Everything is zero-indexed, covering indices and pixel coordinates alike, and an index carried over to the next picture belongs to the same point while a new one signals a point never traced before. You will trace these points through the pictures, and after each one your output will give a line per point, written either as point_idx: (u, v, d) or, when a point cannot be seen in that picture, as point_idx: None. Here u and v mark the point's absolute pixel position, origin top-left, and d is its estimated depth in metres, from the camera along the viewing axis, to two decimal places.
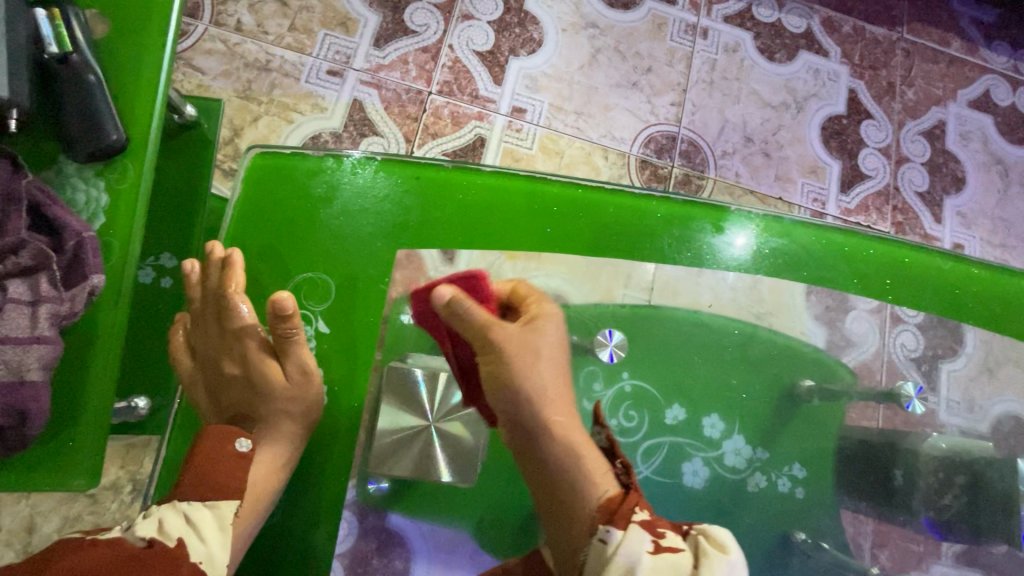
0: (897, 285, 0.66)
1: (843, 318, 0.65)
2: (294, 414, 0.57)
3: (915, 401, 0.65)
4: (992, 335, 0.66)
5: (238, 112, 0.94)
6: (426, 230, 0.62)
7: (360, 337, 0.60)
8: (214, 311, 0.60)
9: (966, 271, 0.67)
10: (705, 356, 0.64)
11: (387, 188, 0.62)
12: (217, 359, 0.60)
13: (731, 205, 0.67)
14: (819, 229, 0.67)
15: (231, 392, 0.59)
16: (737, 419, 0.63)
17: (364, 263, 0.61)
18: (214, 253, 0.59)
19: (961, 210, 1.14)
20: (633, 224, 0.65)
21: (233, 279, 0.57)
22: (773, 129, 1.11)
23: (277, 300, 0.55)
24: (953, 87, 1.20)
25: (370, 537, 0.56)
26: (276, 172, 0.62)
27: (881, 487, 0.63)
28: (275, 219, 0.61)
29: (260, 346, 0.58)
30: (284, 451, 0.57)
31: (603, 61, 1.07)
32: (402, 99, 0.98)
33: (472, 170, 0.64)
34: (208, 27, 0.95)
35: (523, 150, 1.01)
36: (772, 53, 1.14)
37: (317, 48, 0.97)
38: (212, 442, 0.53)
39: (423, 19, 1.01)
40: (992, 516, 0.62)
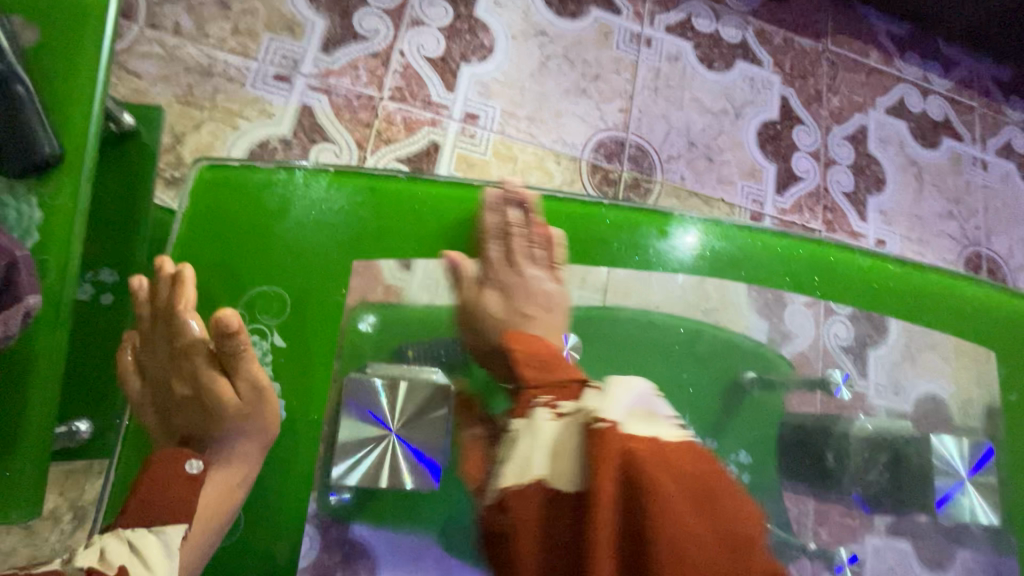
0: (825, 280, 0.71)
1: (780, 314, 0.70)
2: (251, 433, 0.57)
3: (843, 388, 0.71)
4: (910, 324, 0.72)
5: (179, 118, 0.90)
6: (383, 241, 0.62)
7: (316, 351, 0.60)
8: (164, 328, 0.60)
9: (885, 267, 0.73)
10: (658, 355, 0.67)
11: (342, 200, 0.62)
12: (166, 376, 0.60)
13: (674, 211, 0.71)
14: (756, 232, 0.71)
15: (182, 412, 0.59)
16: (687, 411, 0.67)
17: (322, 277, 0.61)
18: (163, 268, 0.59)
19: (883, 209, 1.24)
20: (582, 231, 0.68)
21: (182, 296, 0.57)
22: (713, 134, 1.17)
23: (221, 316, 0.54)
24: (872, 96, 1.30)
25: (333, 549, 0.58)
26: (228, 185, 0.61)
27: (818, 470, 0.68)
28: (229, 231, 0.60)
29: (208, 360, 0.58)
30: (238, 470, 0.57)
31: (553, 68, 1.09)
32: (353, 105, 0.97)
33: (426, 180, 0.64)
34: (144, 29, 0.91)
35: (477, 155, 1.02)
36: (711, 61, 1.20)
37: (262, 52, 0.95)
38: (161, 465, 0.53)
39: (372, 24, 1.01)
40: (914, 486, 0.69)
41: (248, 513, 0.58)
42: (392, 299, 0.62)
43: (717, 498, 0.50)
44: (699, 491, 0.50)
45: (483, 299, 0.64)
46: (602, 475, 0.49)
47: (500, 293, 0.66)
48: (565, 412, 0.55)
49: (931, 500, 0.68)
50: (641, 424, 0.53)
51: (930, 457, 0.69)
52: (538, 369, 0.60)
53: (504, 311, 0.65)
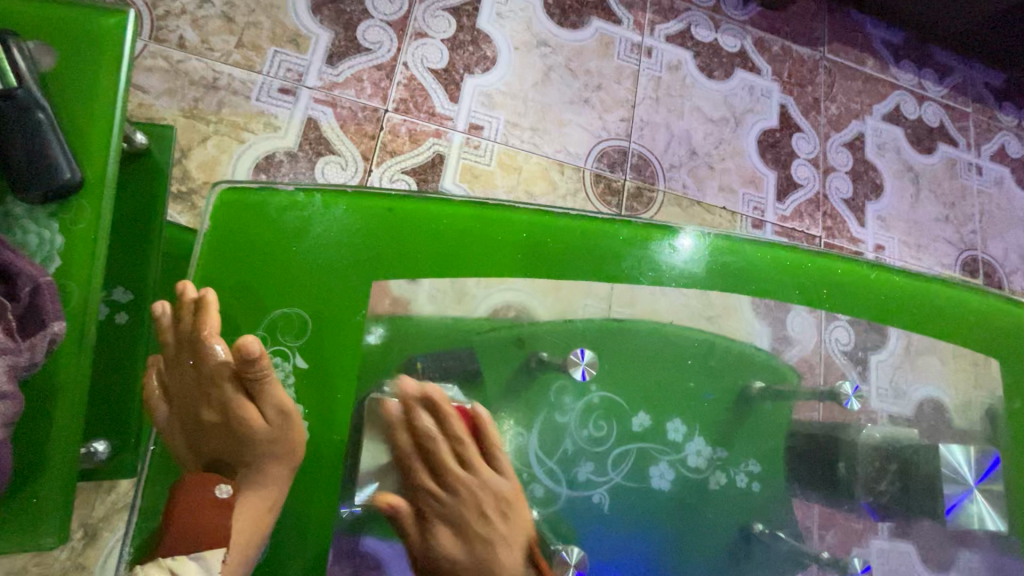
0: (831, 292, 0.73)
1: (784, 316, 0.71)
2: (279, 455, 0.59)
3: (853, 398, 0.71)
4: (913, 332, 0.73)
5: (185, 132, 0.90)
6: (399, 262, 0.63)
7: (334, 371, 0.61)
8: (189, 353, 0.60)
9: (890, 278, 0.74)
10: (666, 365, 0.68)
11: (361, 223, 0.63)
12: (193, 402, 0.59)
13: (683, 225, 0.72)
14: (764, 246, 0.72)
15: (211, 438, 0.59)
16: (697, 423, 0.68)
17: (338, 297, 0.62)
18: (185, 294, 0.59)
19: (881, 215, 1.26)
20: (596, 246, 0.68)
21: (207, 324, 0.58)
22: (714, 142, 1.18)
23: (244, 344, 0.57)
24: (869, 103, 1.32)
25: (343, 563, 0.57)
26: (248, 208, 0.61)
27: (826, 478, 0.69)
28: (249, 253, 0.61)
29: (235, 385, 0.60)
30: (270, 494, 0.58)
31: (555, 79, 1.10)
32: (358, 117, 0.98)
33: (444, 200, 0.65)
34: (149, 43, 0.91)
35: (481, 166, 1.02)
36: (711, 71, 1.21)
37: (267, 65, 0.95)
38: (194, 488, 0.55)
39: (376, 37, 1.01)
40: (925, 496, 0.69)
41: (275, 534, 0.57)
42: (400, 311, 0.62)
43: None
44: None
45: (438, 540, 0.58)
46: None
47: (453, 530, 0.59)
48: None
49: (942, 508, 0.69)
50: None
51: (940, 465, 0.69)
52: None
53: (472, 557, 0.58)
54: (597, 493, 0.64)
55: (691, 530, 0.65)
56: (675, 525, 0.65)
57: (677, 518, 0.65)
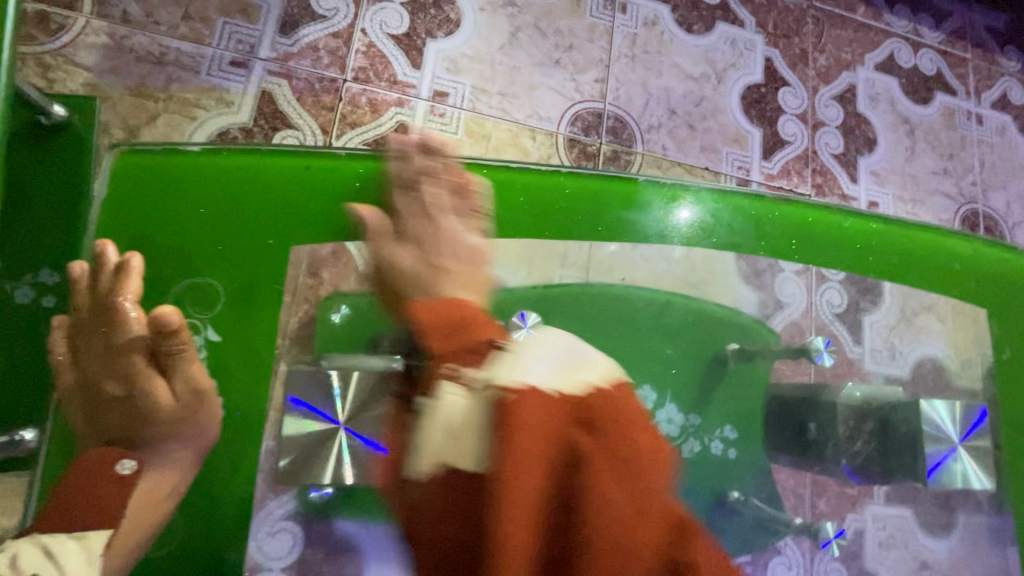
0: (802, 244, 0.68)
1: (773, 279, 0.68)
2: (185, 437, 0.62)
3: (824, 354, 0.67)
4: (903, 285, 0.69)
5: (132, 111, 0.86)
6: (315, 220, 0.65)
7: (258, 342, 0.63)
8: (99, 321, 0.61)
9: (868, 226, 0.69)
10: (622, 327, 0.65)
11: (275, 183, 0.64)
12: (97, 375, 0.62)
13: (640, 176, 0.68)
14: (727, 194, 0.68)
15: (112, 412, 0.62)
16: (668, 389, 0.65)
17: (257, 262, 0.64)
18: (105, 256, 0.62)
19: (874, 169, 1.21)
20: (544, 203, 0.66)
21: (127, 287, 0.60)
22: (695, 101, 1.12)
23: (161, 316, 0.58)
24: (860, 52, 1.25)
25: (316, 546, 0.61)
26: (150, 174, 0.63)
27: (796, 441, 0.66)
28: (163, 218, 0.63)
29: (148, 360, 0.62)
30: (169, 479, 0.61)
31: (524, 40, 1.05)
32: (315, 88, 0.93)
33: (367, 157, 0.66)
34: (90, 19, 0.87)
35: (448, 135, 0.98)
36: (690, 25, 1.15)
37: (217, 37, 0.91)
38: (93, 465, 0.60)
39: (331, 2, 0.96)
40: (900, 456, 0.62)
41: (172, 518, 0.61)
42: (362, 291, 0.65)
43: (641, 452, 0.49)
44: (625, 447, 0.49)
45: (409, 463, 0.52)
46: (518, 445, 0.46)
47: (412, 249, 0.63)
48: (471, 384, 0.51)
49: (924, 469, 0.61)
50: (570, 382, 0.50)
51: (921, 423, 0.61)
52: (445, 331, 0.55)
53: (421, 263, 0.62)
54: None
55: None
56: None
57: None
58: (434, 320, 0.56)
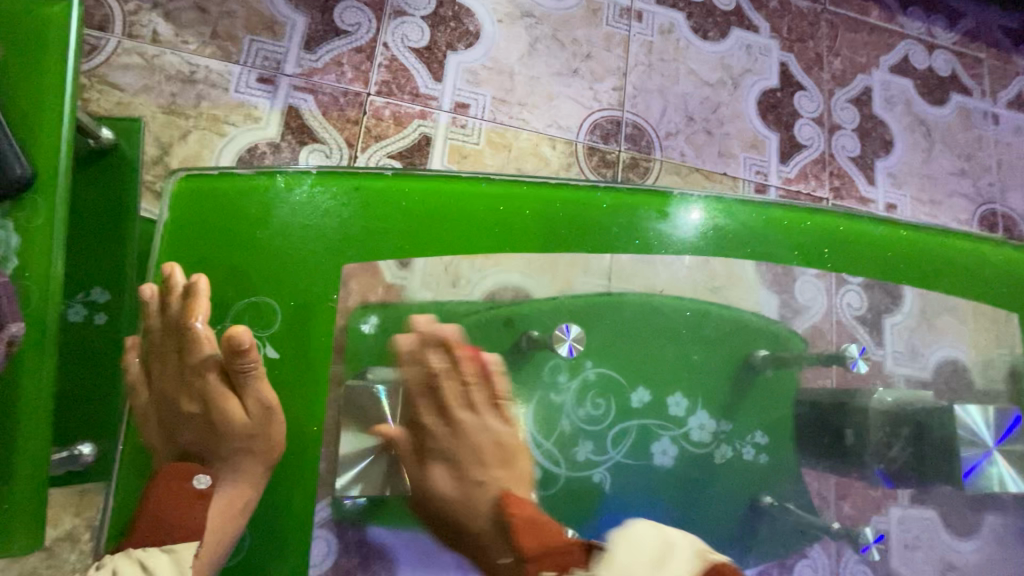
0: (832, 251, 0.69)
1: (791, 285, 0.68)
2: (257, 452, 0.61)
3: (860, 360, 0.68)
4: (925, 288, 0.69)
5: (165, 129, 0.89)
6: (369, 239, 0.63)
7: (317, 358, 0.62)
8: (175, 342, 0.63)
9: (896, 234, 0.70)
10: (658, 339, 0.67)
11: (327, 204, 0.63)
12: (174, 393, 0.63)
13: (673, 190, 0.69)
14: (757, 205, 0.69)
15: (187, 429, 0.63)
16: (699, 395, 0.66)
17: (313, 280, 0.62)
18: (173, 279, 0.60)
19: (891, 171, 1.21)
20: (580, 217, 0.66)
21: (197, 308, 0.60)
22: (712, 107, 1.13)
23: (234, 336, 0.58)
24: (875, 55, 1.26)
25: (351, 552, 0.60)
26: (205, 193, 0.62)
27: (835, 447, 0.67)
28: (217, 237, 0.62)
29: (220, 378, 0.63)
30: (242, 494, 0.61)
31: (542, 51, 1.06)
32: (340, 102, 0.95)
33: (411, 176, 0.64)
34: (122, 40, 0.89)
35: (470, 146, 1.00)
36: (705, 32, 1.16)
37: (244, 55, 0.93)
38: (169, 481, 0.59)
39: (354, 18, 0.98)
40: (937, 459, 0.68)
41: (246, 535, 0.60)
42: (393, 298, 0.63)
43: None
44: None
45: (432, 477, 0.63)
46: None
47: (456, 475, 0.64)
48: None
49: (958, 472, 0.67)
50: (671, 568, 0.49)
51: (956, 427, 0.67)
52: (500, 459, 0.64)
53: (457, 488, 0.63)
54: (597, 472, 0.64)
55: (696, 503, 0.64)
56: (682, 501, 0.64)
57: (687, 496, 0.64)
58: (528, 530, 0.58)
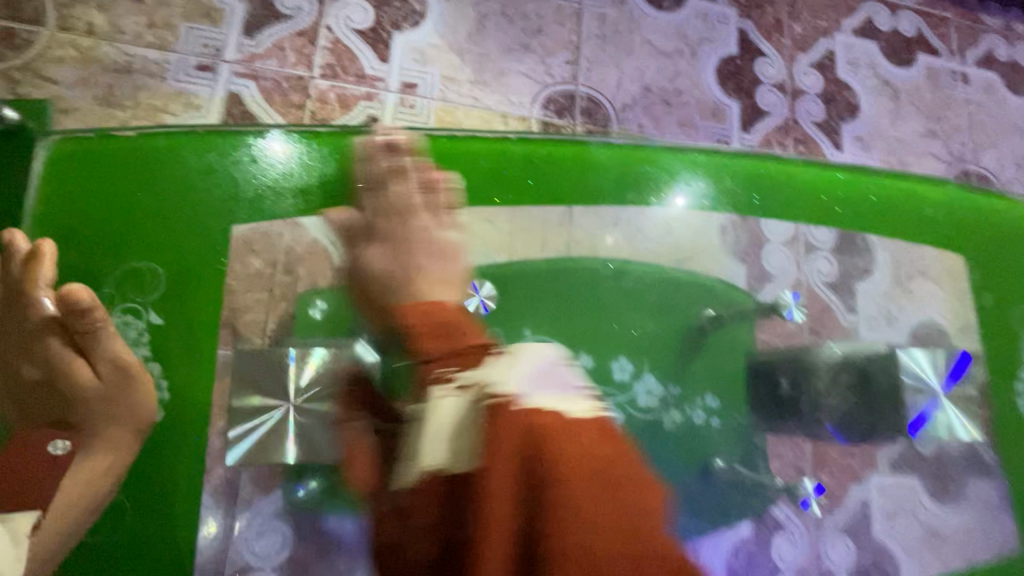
0: (760, 199, 0.68)
1: (760, 254, 0.68)
2: (118, 417, 0.61)
3: (794, 309, 0.68)
4: (880, 241, 0.69)
5: (101, 121, 0.87)
6: (263, 201, 0.65)
7: (196, 329, 0.63)
8: (15, 307, 0.61)
9: (828, 174, 0.69)
10: (576, 293, 0.66)
11: (222, 170, 0.65)
12: (17, 360, 0.61)
13: (590, 140, 0.68)
14: (680, 151, 0.68)
15: (36, 398, 0.61)
16: (645, 359, 0.66)
17: (197, 250, 0.64)
18: (14, 243, 0.61)
19: (858, 135, 1.18)
20: (500, 170, 0.66)
21: (41, 272, 0.60)
22: (669, 77, 1.11)
23: (71, 293, 0.59)
24: (837, 18, 1.23)
25: (308, 543, 0.61)
26: (82, 163, 0.62)
27: (772, 402, 0.66)
28: (92, 203, 0.63)
29: (64, 341, 0.61)
30: (107, 458, 0.60)
31: (491, 27, 1.04)
32: (283, 88, 0.93)
33: (337, 137, 0.66)
34: (55, 32, 0.88)
35: (419, 126, 0.98)
36: (660, 1, 1.14)
37: (182, 43, 0.91)
38: (20, 450, 0.59)
39: (295, 1, 0.96)
40: (879, 410, 0.65)
41: (121, 500, 0.60)
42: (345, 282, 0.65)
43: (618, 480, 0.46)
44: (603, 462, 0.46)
45: (368, 255, 0.63)
46: (489, 469, 0.46)
47: (393, 251, 0.63)
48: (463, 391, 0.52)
49: (903, 421, 0.66)
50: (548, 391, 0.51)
51: (898, 374, 0.66)
52: (434, 331, 0.57)
53: (395, 262, 0.63)
54: None
55: None
56: None
57: None
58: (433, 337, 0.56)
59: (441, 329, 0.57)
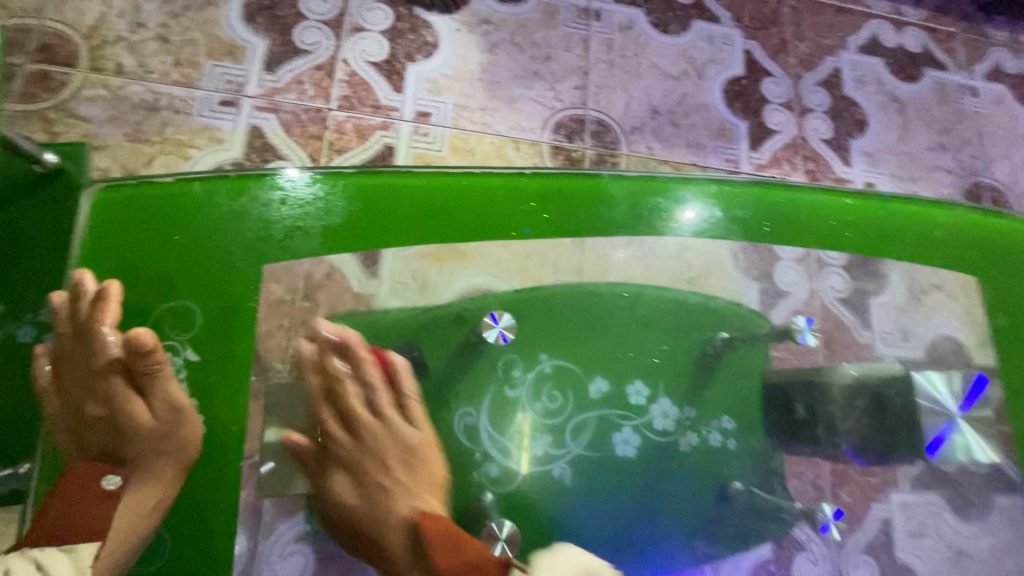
0: (772, 224, 0.70)
1: (773, 269, 0.69)
2: (168, 452, 0.62)
3: (807, 333, 0.68)
4: (891, 261, 0.70)
5: (130, 155, 0.91)
6: (291, 239, 0.66)
7: (238, 361, 0.63)
8: (83, 346, 0.64)
9: (837, 199, 0.70)
10: (594, 321, 0.67)
11: (257, 209, 0.66)
12: (80, 398, 0.64)
13: (603, 172, 0.70)
14: (689, 180, 0.70)
15: (93, 432, 0.63)
16: (660, 383, 0.66)
17: (229, 288, 0.64)
18: (84, 285, 0.63)
19: (867, 150, 1.19)
20: (513, 201, 0.68)
21: (107, 313, 0.62)
22: (677, 99, 1.13)
23: (136, 336, 0.61)
24: (842, 37, 1.25)
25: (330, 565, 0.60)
26: (124, 204, 0.64)
27: (788, 423, 0.67)
28: (132, 243, 0.64)
29: (125, 380, 0.64)
30: (156, 494, 0.61)
31: (501, 55, 1.07)
32: (302, 120, 0.97)
33: (374, 173, 0.67)
34: (87, 73, 0.92)
35: (433, 153, 1.00)
36: (666, 26, 1.16)
37: (206, 80, 0.95)
38: (78, 481, 0.61)
39: (313, 37, 1.00)
40: (896, 429, 0.67)
41: (160, 533, 0.59)
42: (361, 307, 0.65)
43: None
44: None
45: (331, 484, 0.64)
46: None
47: (356, 483, 0.65)
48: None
49: (919, 442, 0.67)
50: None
51: (916, 396, 0.67)
52: (443, 549, 0.60)
53: (357, 493, 0.65)
54: (558, 466, 0.64)
55: (656, 491, 0.64)
56: (637, 490, 0.64)
57: (644, 485, 0.64)
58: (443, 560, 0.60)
59: (376, 548, 0.62)
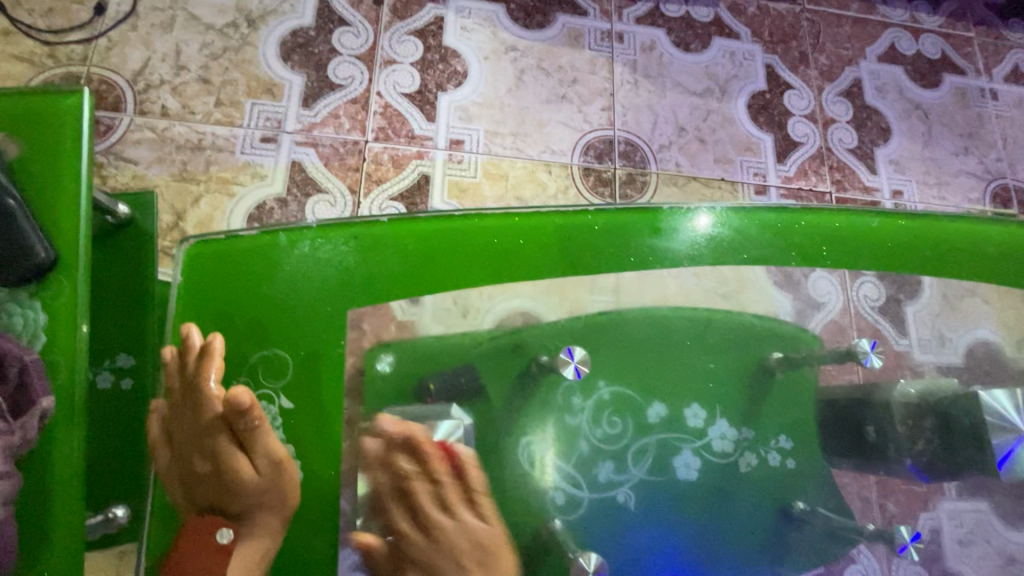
0: (831, 247, 0.70)
1: (804, 281, 0.69)
2: (271, 506, 0.62)
3: (871, 356, 0.69)
4: (936, 278, 0.70)
5: (178, 196, 0.94)
6: (370, 283, 0.66)
7: (326, 404, 0.64)
8: (192, 400, 0.64)
9: (895, 223, 0.71)
10: (659, 347, 0.68)
11: (336, 257, 0.66)
12: (190, 453, 0.64)
13: (664, 206, 0.71)
14: (750, 211, 0.71)
15: (201, 488, 0.64)
16: (716, 405, 0.67)
17: (314, 336, 0.65)
18: (191, 339, 0.63)
19: (893, 158, 1.20)
20: (583, 238, 0.68)
21: (211, 366, 0.62)
22: (702, 115, 1.15)
23: (235, 396, 0.62)
24: (861, 47, 1.26)
25: None
26: (212, 258, 0.65)
27: (857, 445, 0.67)
28: (225, 296, 0.65)
29: (230, 438, 0.64)
30: (261, 546, 0.61)
31: (529, 81, 1.10)
32: (340, 152, 0.99)
33: (446, 217, 0.68)
34: (134, 117, 0.95)
35: (468, 179, 1.02)
36: (687, 44, 1.18)
37: (247, 118, 0.98)
38: (193, 538, 0.61)
39: (347, 72, 1.03)
40: (965, 450, 0.66)
41: None
42: (405, 335, 0.65)
43: None
44: None
45: None
46: None
47: None
48: None
49: (991, 460, 0.65)
50: None
51: (982, 414, 0.65)
52: None
53: None
54: (620, 491, 0.65)
55: (722, 517, 0.65)
56: (700, 514, 0.65)
57: (712, 508, 0.65)
58: None
59: None
